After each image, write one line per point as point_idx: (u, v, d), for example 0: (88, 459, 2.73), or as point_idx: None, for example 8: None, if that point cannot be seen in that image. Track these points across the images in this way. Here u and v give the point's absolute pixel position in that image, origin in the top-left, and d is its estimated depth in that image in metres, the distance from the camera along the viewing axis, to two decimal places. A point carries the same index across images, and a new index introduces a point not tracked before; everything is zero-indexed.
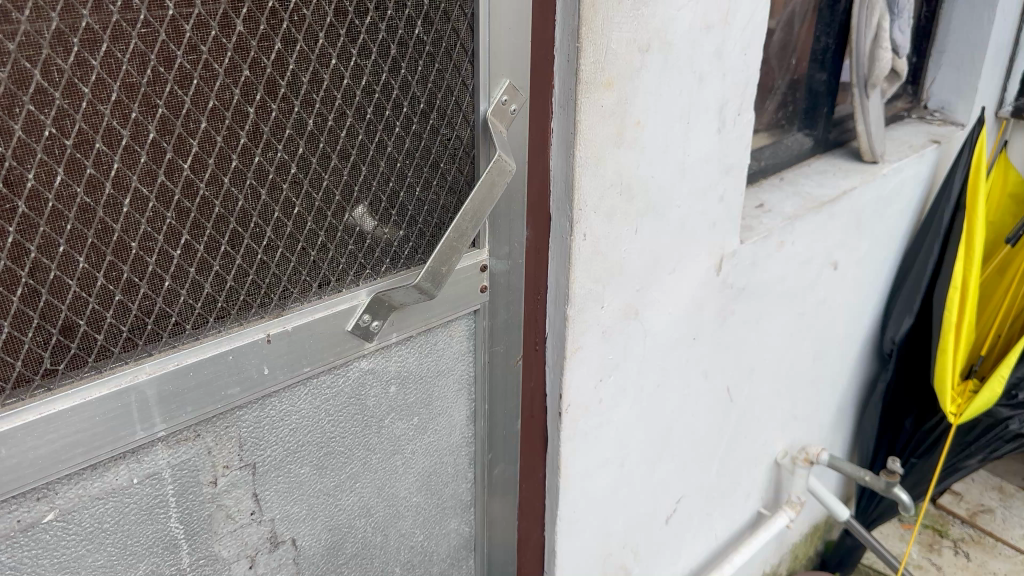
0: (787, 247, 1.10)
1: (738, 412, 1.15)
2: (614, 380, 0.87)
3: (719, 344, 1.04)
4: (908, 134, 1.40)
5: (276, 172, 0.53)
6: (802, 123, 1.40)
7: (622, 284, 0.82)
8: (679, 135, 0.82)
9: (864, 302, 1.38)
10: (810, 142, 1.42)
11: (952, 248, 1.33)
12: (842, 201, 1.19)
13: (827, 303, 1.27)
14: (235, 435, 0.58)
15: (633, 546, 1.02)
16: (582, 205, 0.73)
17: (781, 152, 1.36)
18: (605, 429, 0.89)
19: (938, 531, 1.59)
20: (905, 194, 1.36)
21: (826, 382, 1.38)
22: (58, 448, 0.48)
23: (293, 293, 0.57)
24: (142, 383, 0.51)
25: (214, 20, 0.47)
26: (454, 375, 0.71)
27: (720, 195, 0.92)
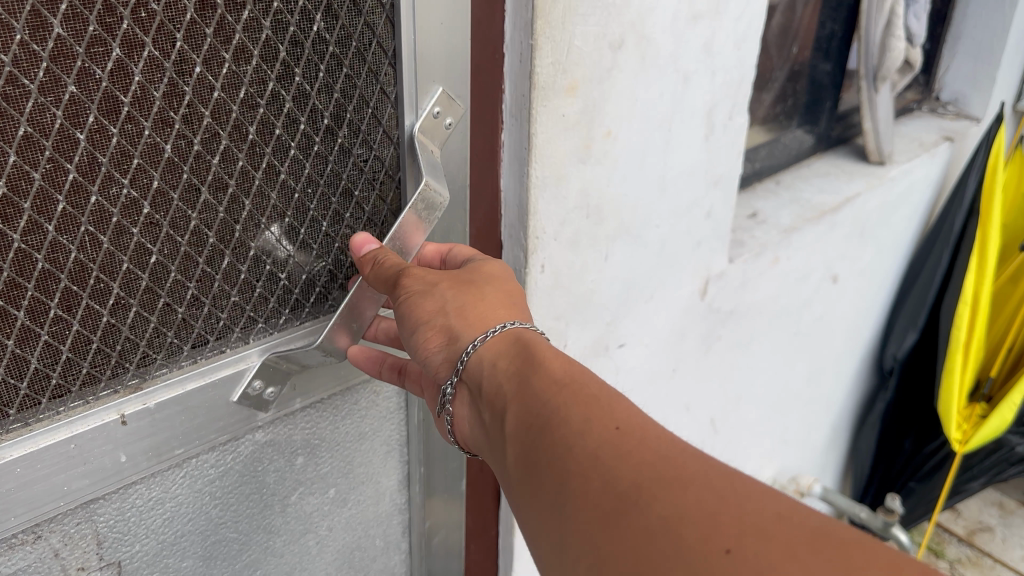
0: (782, 262, 0.99)
1: (723, 442, 1.05)
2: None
3: (704, 374, 0.94)
4: (919, 129, 1.29)
5: (123, 214, 0.42)
6: (802, 119, 1.29)
7: (591, 319, 0.71)
8: (659, 144, 0.70)
9: (864, 315, 1.28)
10: (810, 139, 1.32)
11: (964, 258, 1.24)
12: (843, 209, 1.08)
13: (823, 319, 1.16)
14: (90, 532, 0.49)
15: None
16: (542, 232, 0.61)
17: (779, 151, 1.25)
18: None
19: (934, 552, 1.49)
20: (913, 198, 1.25)
21: (820, 400, 1.28)
22: None
23: (157, 358, 0.48)
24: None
25: (18, 20, 0.35)
26: (380, 436, 0.64)
27: (707, 211, 0.81)
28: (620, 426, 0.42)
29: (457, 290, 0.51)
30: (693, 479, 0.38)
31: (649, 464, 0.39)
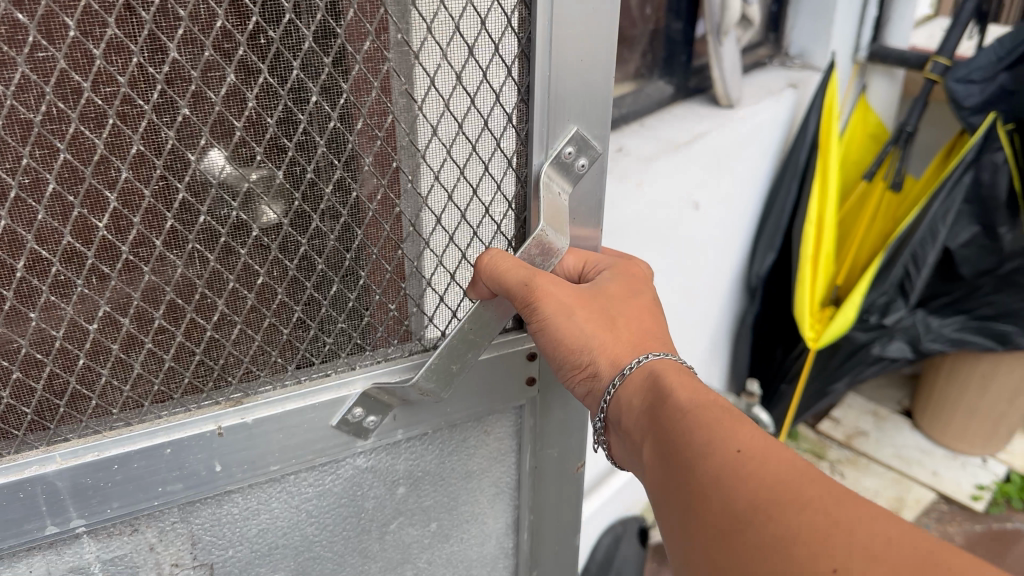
0: (641, 187, 1.15)
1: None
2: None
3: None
4: (768, 78, 1.39)
5: (231, 236, 0.45)
6: (661, 70, 1.28)
7: None
8: None
9: (729, 242, 1.40)
10: (670, 89, 1.30)
11: (808, 185, 1.36)
12: (696, 143, 1.23)
13: (687, 243, 1.30)
14: (186, 531, 0.54)
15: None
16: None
17: (643, 100, 1.26)
18: None
19: (817, 454, 1.66)
20: (764, 136, 1.37)
21: (694, 319, 1.40)
22: None
23: (261, 374, 0.52)
24: (51, 474, 0.46)
25: (135, 43, 0.38)
26: (489, 478, 0.68)
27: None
28: (741, 449, 0.44)
29: (593, 323, 0.56)
30: (807, 501, 0.41)
31: (767, 487, 0.42)
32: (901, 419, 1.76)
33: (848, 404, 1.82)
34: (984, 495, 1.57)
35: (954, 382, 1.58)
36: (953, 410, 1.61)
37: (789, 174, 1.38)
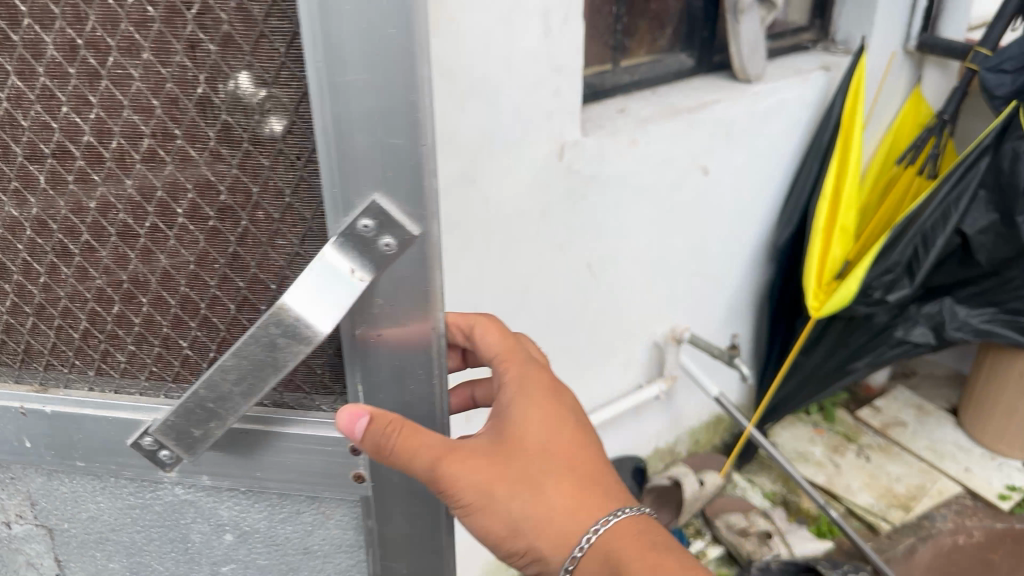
0: (640, 146, 1.24)
1: (604, 285, 1.32)
2: (459, 234, 1.08)
3: (576, 222, 1.22)
4: (801, 60, 1.47)
5: (7, 229, 0.48)
6: (683, 43, 1.40)
7: (457, 150, 1.02)
8: (500, 34, 1.00)
9: (751, 212, 1.48)
10: (692, 62, 1.41)
11: (827, 163, 1.42)
12: (702, 110, 1.30)
13: (696, 205, 1.38)
14: (25, 491, 0.59)
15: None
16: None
17: (661, 69, 1.37)
18: (453, 273, 1.09)
19: (847, 437, 1.72)
20: (790, 114, 1.43)
21: (708, 278, 1.49)
22: None
23: (66, 371, 0.54)
24: None
25: None
26: (328, 558, 0.57)
27: (554, 90, 1.10)
28: None
29: (518, 496, 0.52)
30: None
31: None
32: (947, 416, 1.77)
33: (894, 397, 1.84)
34: (1013, 497, 1.56)
35: (994, 383, 1.59)
36: (992, 410, 1.62)
37: (812, 154, 1.45)
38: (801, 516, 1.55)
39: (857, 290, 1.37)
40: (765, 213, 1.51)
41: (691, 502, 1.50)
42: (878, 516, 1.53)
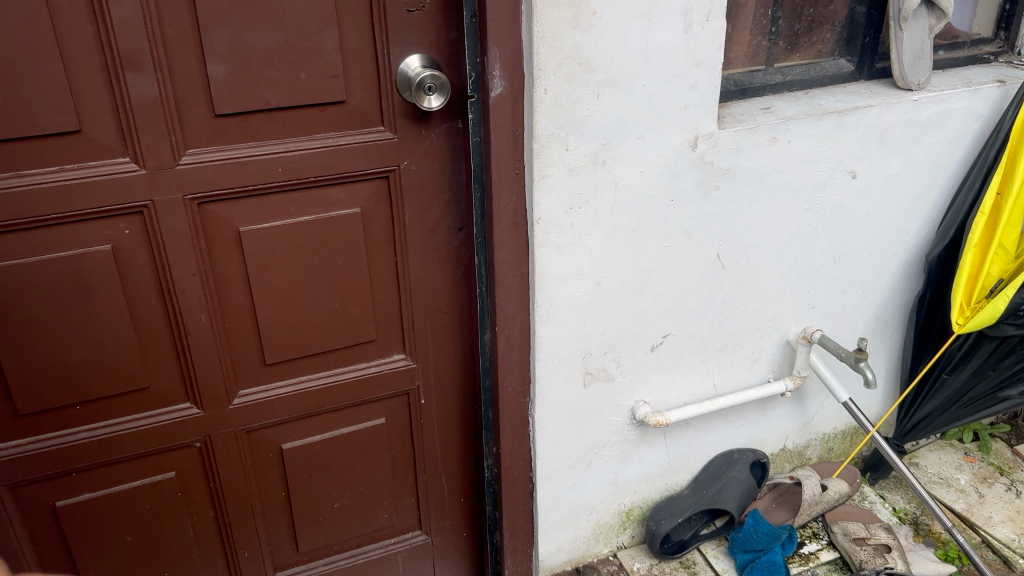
0: (781, 143, 1.26)
1: (732, 277, 1.34)
2: (586, 211, 1.17)
3: (705, 212, 1.26)
4: (976, 72, 1.44)
5: None
6: (842, 47, 1.42)
7: (589, 135, 1.11)
8: (640, 29, 1.08)
9: (905, 221, 1.46)
10: (852, 67, 1.42)
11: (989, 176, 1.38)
12: (852, 113, 1.29)
13: (843, 209, 1.37)
14: None
15: (616, 358, 1.31)
16: (543, 65, 1.04)
17: (816, 72, 1.40)
18: (579, 249, 1.19)
19: (1000, 470, 1.64)
20: (955, 125, 1.40)
21: (853, 285, 1.47)
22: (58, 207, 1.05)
23: None
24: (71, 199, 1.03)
25: None
26: None
27: (691, 83, 1.15)
28: None
29: None
30: None
31: None
32: None
33: None
34: None
35: None
36: None
37: (977, 168, 1.41)
38: (930, 538, 1.53)
39: (1005, 309, 1.34)
40: (921, 225, 1.48)
41: (811, 505, 1.52)
42: (1016, 552, 1.45)
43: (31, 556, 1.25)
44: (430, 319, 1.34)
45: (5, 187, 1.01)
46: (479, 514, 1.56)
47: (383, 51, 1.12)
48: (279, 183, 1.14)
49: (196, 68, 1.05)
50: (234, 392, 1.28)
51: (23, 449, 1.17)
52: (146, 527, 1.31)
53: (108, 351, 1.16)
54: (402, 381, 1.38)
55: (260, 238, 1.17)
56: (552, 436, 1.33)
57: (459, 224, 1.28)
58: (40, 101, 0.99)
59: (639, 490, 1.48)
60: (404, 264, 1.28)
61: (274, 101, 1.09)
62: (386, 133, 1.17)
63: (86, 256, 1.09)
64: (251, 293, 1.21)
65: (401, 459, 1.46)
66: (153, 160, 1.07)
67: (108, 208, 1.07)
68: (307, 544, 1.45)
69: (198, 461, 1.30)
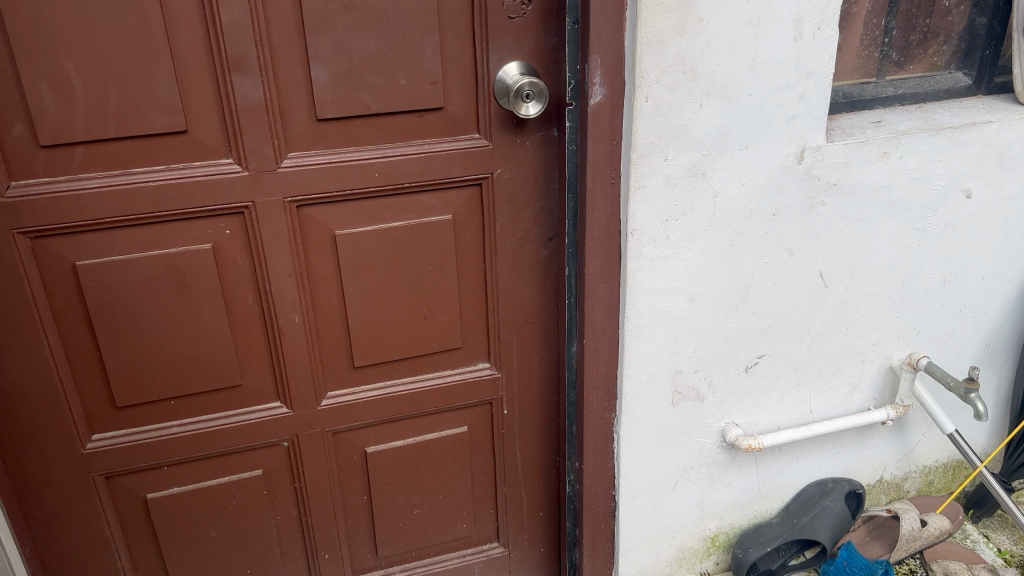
0: (892, 158, 1.20)
1: (835, 298, 1.28)
2: (682, 225, 1.13)
3: (809, 229, 1.21)
4: None
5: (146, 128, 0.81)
6: (958, 60, 1.35)
7: (689, 146, 1.08)
8: (748, 36, 1.04)
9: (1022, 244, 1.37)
10: (968, 82, 1.35)
11: None
12: (969, 129, 1.23)
13: (956, 229, 1.30)
14: None
15: (708, 377, 1.27)
16: (645, 72, 1.02)
17: (929, 86, 1.33)
18: (675, 262, 1.16)
19: None
20: None
21: (964, 311, 1.39)
22: (149, 206, 1.06)
23: None
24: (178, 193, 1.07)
25: None
26: None
27: (800, 93, 1.11)
28: None
29: None
30: None
31: None
32: None
33: None
34: None
35: None
36: None
37: None
38: None
39: None
40: None
41: (907, 542, 1.44)
42: None
43: (122, 545, 1.28)
44: (517, 329, 1.32)
45: (115, 184, 1.04)
46: (558, 530, 1.54)
47: (483, 58, 1.11)
48: (375, 188, 1.15)
49: (300, 71, 1.06)
50: (323, 393, 1.29)
51: (119, 440, 1.20)
52: (231, 523, 1.33)
53: (203, 348, 1.18)
54: (487, 390, 1.36)
55: (354, 242, 1.18)
56: (637, 455, 1.30)
57: (550, 235, 1.26)
58: (150, 102, 1.02)
59: (725, 515, 1.42)
60: (494, 273, 1.27)
61: (373, 106, 1.10)
62: (482, 140, 1.16)
63: (188, 254, 1.11)
64: (343, 295, 1.22)
65: (482, 468, 1.44)
66: (255, 162, 1.09)
67: (209, 208, 1.09)
68: (385, 549, 1.45)
69: (285, 459, 1.32)
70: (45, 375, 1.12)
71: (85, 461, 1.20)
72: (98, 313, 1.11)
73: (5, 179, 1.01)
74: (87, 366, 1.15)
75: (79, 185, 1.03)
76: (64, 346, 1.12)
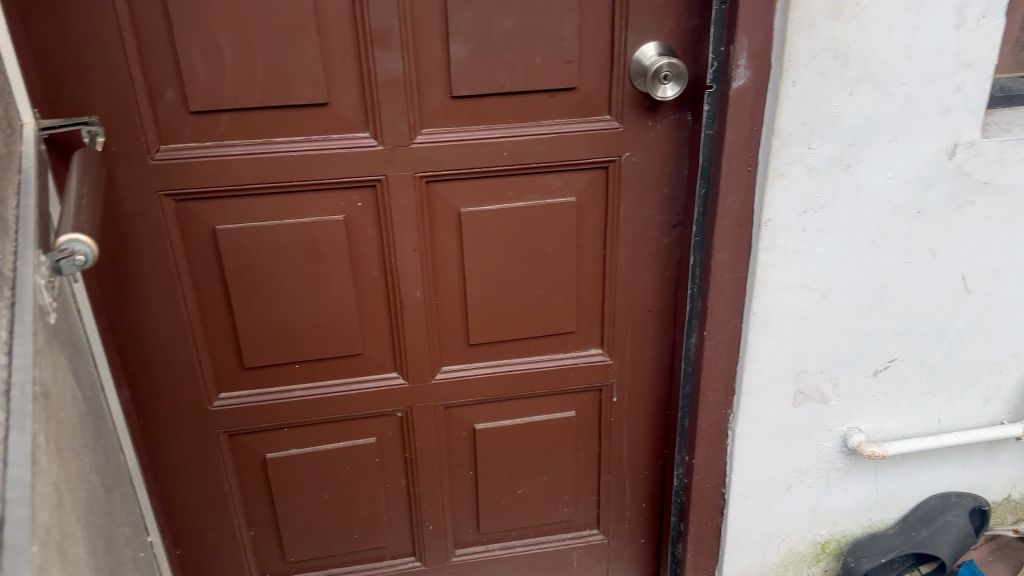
0: None
1: (977, 304, 1.22)
2: (819, 218, 1.09)
3: (954, 229, 1.14)
4: None
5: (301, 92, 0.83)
6: None
7: (834, 135, 1.04)
8: (907, 23, 0.99)
9: None
10: None
11: None
12: None
13: None
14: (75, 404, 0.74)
15: (833, 378, 1.23)
16: (795, 57, 0.98)
17: None
18: (808, 257, 1.12)
19: None
20: None
21: None
22: (288, 175, 1.10)
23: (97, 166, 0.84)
24: (309, 159, 1.09)
25: None
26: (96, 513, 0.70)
27: (957, 85, 1.05)
28: None
29: None
30: None
31: None
32: None
33: None
34: None
35: None
36: None
37: None
38: None
39: None
40: None
41: None
42: None
43: (239, 501, 1.33)
44: (634, 317, 1.30)
45: (258, 152, 1.08)
46: (659, 522, 1.51)
47: (621, 38, 1.09)
48: (503, 167, 1.15)
49: (439, 47, 1.06)
50: (438, 368, 1.30)
51: (244, 400, 1.24)
52: (342, 489, 1.36)
53: (328, 316, 1.21)
54: (598, 376, 1.35)
55: (480, 220, 1.18)
56: (752, 453, 1.27)
57: (674, 223, 1.24)
58: (295, 73, 1.04)
59: (839, 522, 1.37)
60: (614, 259, 1.25)
61: (507, 84, 1.09)
62: (613, 122, 1.15)
63: (321, 224, 1.14)
64: (463, 273, 1.23)
65: (588, 454, 1.43)
66: (390, 137, 1.10)
67: (344, 179, 1.12)
68: (487, 526, 1.46)
69: (397, 430, 1.34)
70: (181, 333, 1.17)
71: (212, 418, 1.24)
72: (233, 276, 1.15)
73: (156, 143, 1.05)
74: (219, 327, 1.19)
75: (223, 151, 1.07)
76: (200, 306, 1.17)
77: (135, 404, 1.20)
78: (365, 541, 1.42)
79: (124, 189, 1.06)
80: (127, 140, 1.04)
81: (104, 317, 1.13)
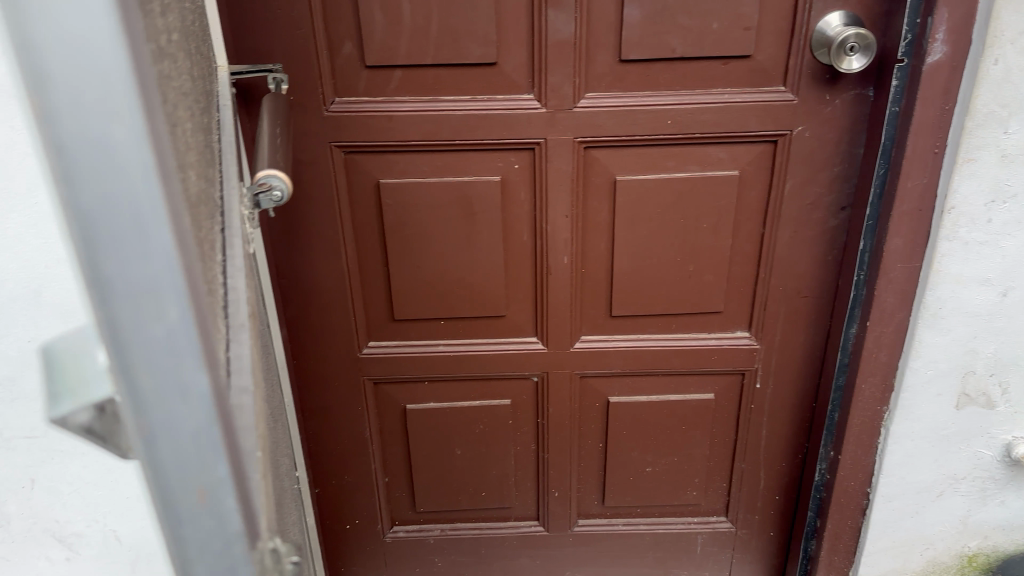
0: None
1: None
2: (1009, 208, 1.02)
3: None
4: None
5: None
6: None
7: None
8: None
9: None
10: None
11: None
12: None
13: None
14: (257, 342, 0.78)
15: (1003, 383, 1.14)
16: (1000, 32, 0.92)
17: None
18: (991, 250, 1.04)
19: None
20: None
21: None
22: (453, 133, 1.11)
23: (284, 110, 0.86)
24: (476, 118, 1.10)
25: None
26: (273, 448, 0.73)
27: None
28: None
29: None
30: None
31: None
32: None
33: None
34: None
35: None
36: None
37: None
38: None
39: None
40: None
41: None
42: None
43: (377, 449, 1.38)
44: (787, 301, 1.25)
45: (426, 108, 1.10)
46: (791, 517, 1.46)
47: (804, 6, 1.04)
48: (665, 136, 1.12)
49: (612, 10, 1.04)
50: (577, 336, 1.30)
51: (391, 351, 1.28)
52: (475, 446, 1.38)
53: (478, 275, 1.22)
54: (743, 360, 1.31)
55: (636, 189, 1.16)
56: (905, 453, 1.20)
57: (843, 205, 1.17)
58: (468, 30, 1.05)
59: (991, 536, 1.28)
60: (772, 239, 1.20)
61: (679, 50, 1.07)
62: (787, 95, 1.10)
63: (478, 183, 1.15)
64: (613, 243, 1.21)
65: (723, 438, 1.40)
66: (555, 99, 1.10)
67: (506, 140, 1.12)
68: (612, 500, 1.46)
69: (532, 394, 1.35)
70: (338, 280, 1.21)
71: (360, 365, 1.29)
72: (390, 229, 1.17)
73: (331, 95, 1.09)
74: (374, 278, 1.22)
75: (393, 106, 1.09)
76: (358, 257, 1.21)
77: (291, 345, 1.26)
78: (491, 500, 1.45)
79: (298, 138, 1.10)
80: (305, 90, 1.07)
81: (271, 260, 1.18)
